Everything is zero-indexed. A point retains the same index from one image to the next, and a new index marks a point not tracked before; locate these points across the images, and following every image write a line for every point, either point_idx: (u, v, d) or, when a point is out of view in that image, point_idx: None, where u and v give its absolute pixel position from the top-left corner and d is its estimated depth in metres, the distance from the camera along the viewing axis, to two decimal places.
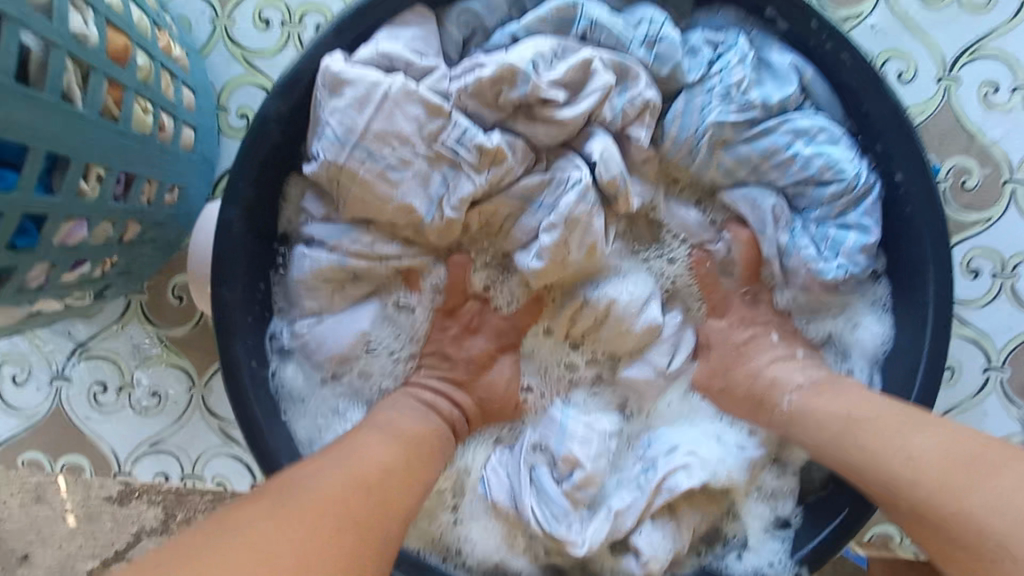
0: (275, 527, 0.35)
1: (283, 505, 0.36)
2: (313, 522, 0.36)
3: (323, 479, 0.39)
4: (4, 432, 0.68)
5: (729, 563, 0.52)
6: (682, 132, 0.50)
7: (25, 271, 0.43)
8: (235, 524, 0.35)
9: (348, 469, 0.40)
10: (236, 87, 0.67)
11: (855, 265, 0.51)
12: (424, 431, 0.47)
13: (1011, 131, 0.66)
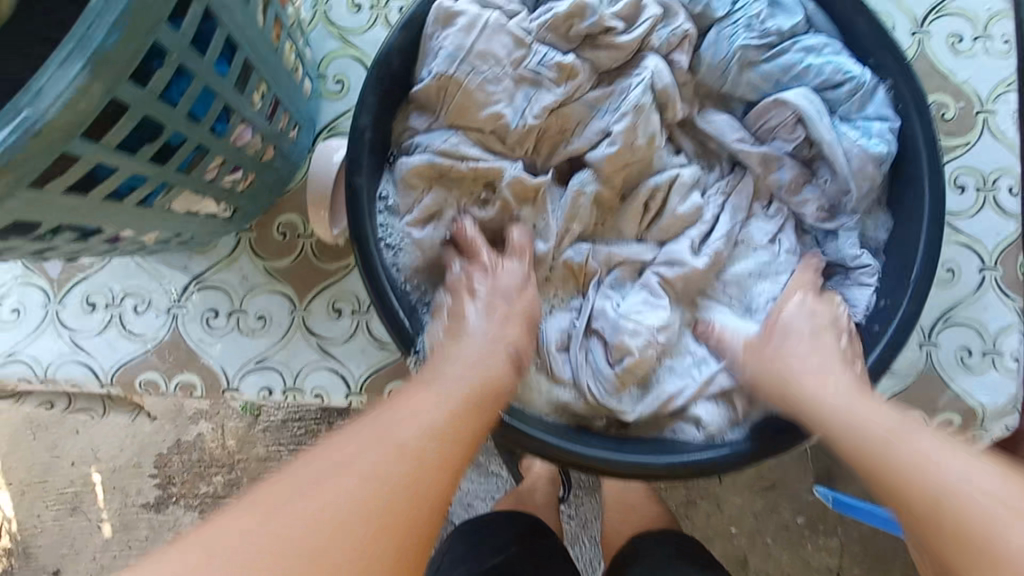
0: (356, 492, 0.42)
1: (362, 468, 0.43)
2: (392, 482, 0.43)
3: (390, 444, 0.45)
4: (125, 356, 0.77)
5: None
6: (716, 56, 0.63)
7: (210, 160, 0.54)
8: (319, 482, 0.42)
9: (411, 432, 0.46)
10: (333, 60, 0.79)
11: (883, 142, 0.61)
12: (485, 397, 0.52)
13: (979, 70, 0.79)
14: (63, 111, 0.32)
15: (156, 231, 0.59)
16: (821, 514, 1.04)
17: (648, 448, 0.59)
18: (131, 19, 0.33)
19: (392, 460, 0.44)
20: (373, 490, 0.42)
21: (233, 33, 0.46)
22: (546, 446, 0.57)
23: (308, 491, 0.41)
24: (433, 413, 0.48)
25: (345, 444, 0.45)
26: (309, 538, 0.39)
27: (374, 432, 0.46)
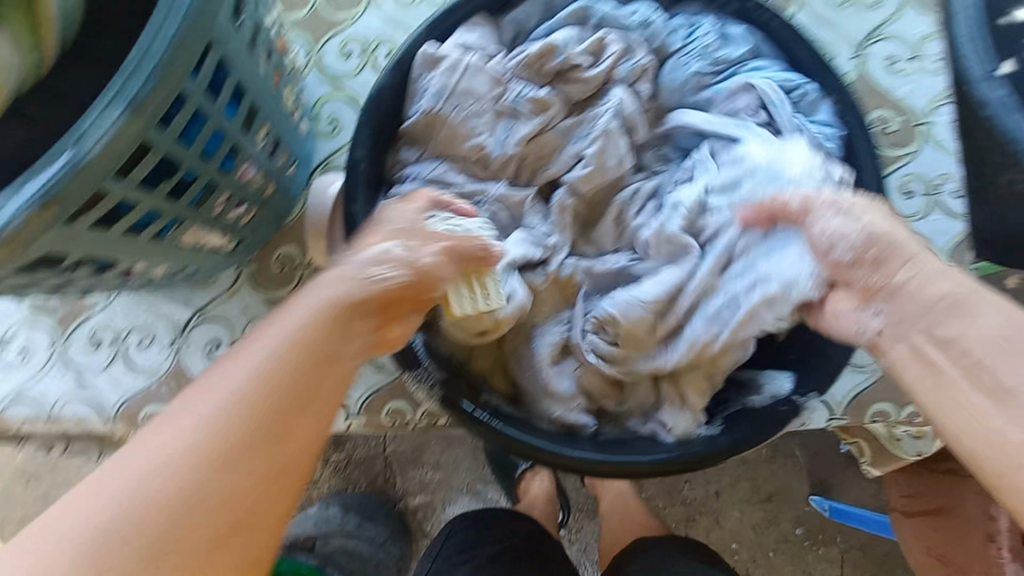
0: (232, 419, 0.43)
1: (227, 399, 0.43)
2: (261, 405, 0.44)
3: (258, 371, 0.45)
4: (128, 391, 0.79)
5: (752, 399, 0.66)
6: (675, 84, 0.71)
7: (218, 196, 0.58)
8: (188, 417, 0.43)
9: (278, 354, 0.46)
10: (326, 102, 0.86)
11: (832, 149, 0.68)
12: (364, 307, 0.51)
13: (914, 87, 0.88)
14: (103, 153, 0.37)
15: (165, 265, 0.63)
16: (818, 525, 1.09)
17: (629, 448, 0.62)
18: (163, 72, 0.38)
19: (258, 386, 0.44)
20: (247, 425, 0.43)
21: (241, 80, 0.52)
22: (528, 447, 0.60)
23: (186, 448, 0.41)
24: (300, 330, 0.47)
25: (216, 390, 0.44)
26: (206, 489, 0.41)
27: (239, 360, 0.45)
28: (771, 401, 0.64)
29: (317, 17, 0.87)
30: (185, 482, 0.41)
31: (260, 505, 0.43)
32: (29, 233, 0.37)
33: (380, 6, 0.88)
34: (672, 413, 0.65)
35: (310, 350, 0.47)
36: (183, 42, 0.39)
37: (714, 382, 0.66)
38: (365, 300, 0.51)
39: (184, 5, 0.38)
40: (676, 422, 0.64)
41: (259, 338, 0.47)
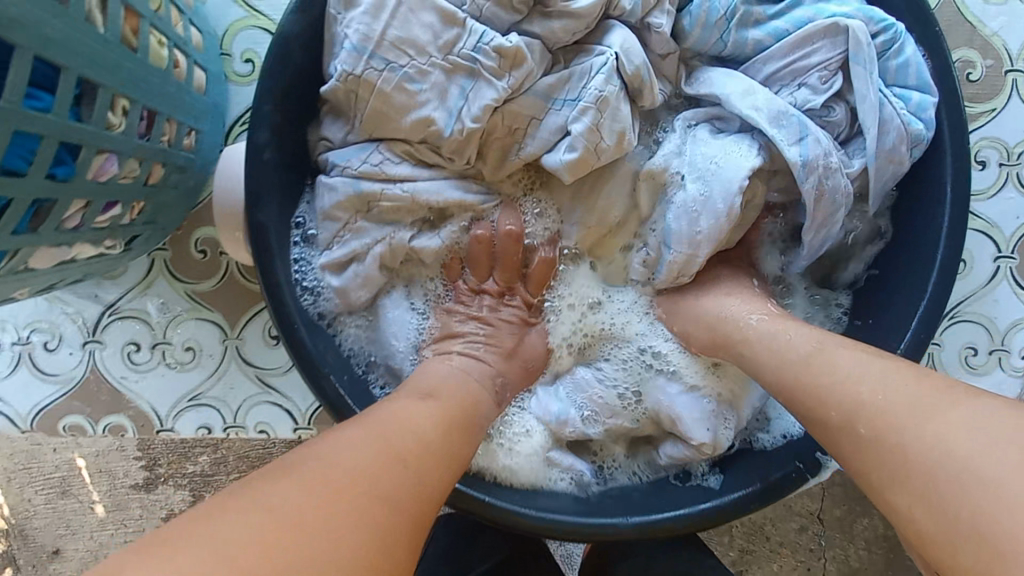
0: (356, 470, 0.37)
1: (360, 447, 0.39)
2: (382, 465, 0.38)
3: (393, 431, 0.41)
4: (41, 400, 0.69)
5: (761, 436, 0.57)
6: (711, 15, 0.50)
7: (66, 206, 0.43)
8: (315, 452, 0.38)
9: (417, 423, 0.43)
10: (234, 33, 0.65)
11: (921, 118, 0.49)
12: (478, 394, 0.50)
13: (1011, 19, 0.66)
14: None
15: (27, 287, 0.49)
16: None
17: (616, 506, 0.52)
18: None
19: (384, 448, 0.39)
20: (433, 462, 0.41)
21: (43, 54, 0.34)
22: (496, 509, 0.49)
23: (326, 464, 0.37)
24: (437, 408, 0.45)
25: (380, 416, 0.42)
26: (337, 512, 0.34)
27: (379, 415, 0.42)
28: (783, 442, 0.55)
29: None
30: (280, 529, 0.33)
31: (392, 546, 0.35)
32: None
33: None
34: (691, 430, 0.55)
35: (443, 428, 0.44)
36: None
37: (741, 418, 0.56)
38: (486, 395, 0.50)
39: None
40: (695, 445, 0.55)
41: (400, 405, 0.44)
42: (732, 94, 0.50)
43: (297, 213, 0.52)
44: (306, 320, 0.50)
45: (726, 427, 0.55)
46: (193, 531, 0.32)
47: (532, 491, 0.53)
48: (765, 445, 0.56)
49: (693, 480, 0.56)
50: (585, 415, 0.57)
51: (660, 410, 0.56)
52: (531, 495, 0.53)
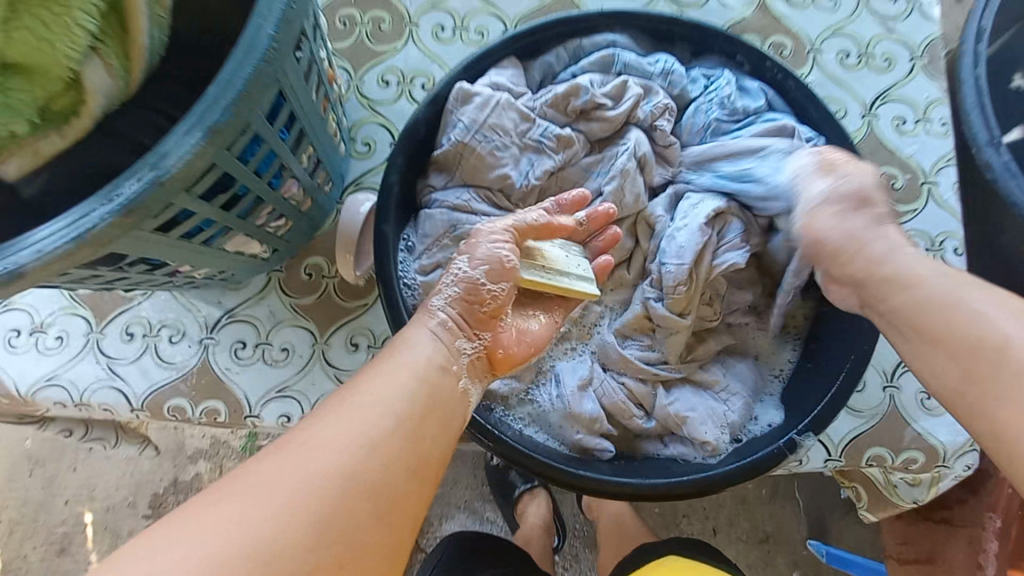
0: (340, 465, 0.45)
1: (340, 441, 0.46)
2: (361, 453, 0.46)
3: (357, 419, 0.47)
4: (156, 382, 0.84)
5: (750, 426, 0.71)
6: (694, 126, 0.76)
7: (263, 208, 0.63)
8: (291, 454, 0.45)
9: (380, 401, 0.49)
10: (362, 126, 0.92)
11: None
12: (440, 371, 0.55)
13: (921, 148, 0.91)
14: (182, 170, 0.41)
15: (206, 269, 0.68)
16: (812, 566, 1.16)
17: (629, 474, 0.66)
18: (238, 101, 0.42)
19: (362, 440, 0.46)
20: (402, 431, 0.49)
21: (295, 111, 0.58)
22: (536, 464, 0.64)
23: (341, 442, 0.46)
24: (399, 385, 0.51)
25: (347, 404, 0.48)
26: (362, 476, 0.45)
27: (341, 406, 0.48)
28: (767, 429, 0.70)
29: (360, 48, 0.94)
30: (295, 523, 0.41)
31: (407, 483, 0.47)
32: (101, 231, 0.39)
33: (420, 41, 0.94)
34: (693, 431, 0.69)
35: (409, 401, 0.51)
36: (250, 75, 0.42)
37: (736, 415, 0.70)
38: (447, 366, 0.56)
39: (262, 45, 0.42)
40: (699, 441, 0.69)
41: (359, 390, 0.50)
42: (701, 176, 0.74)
43: (405, 234, 0.72)
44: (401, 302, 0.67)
45: (723, 426, 0.69)
46: (234, 539, 0.40)
47: (569, 458, 0.67)
48: (753, 433, 0.70)
49: (685, 459, 0.70)
50: (600, 395, 0.72)
51: (667, 415, 0.71)
52: (565, 460, 0.67)
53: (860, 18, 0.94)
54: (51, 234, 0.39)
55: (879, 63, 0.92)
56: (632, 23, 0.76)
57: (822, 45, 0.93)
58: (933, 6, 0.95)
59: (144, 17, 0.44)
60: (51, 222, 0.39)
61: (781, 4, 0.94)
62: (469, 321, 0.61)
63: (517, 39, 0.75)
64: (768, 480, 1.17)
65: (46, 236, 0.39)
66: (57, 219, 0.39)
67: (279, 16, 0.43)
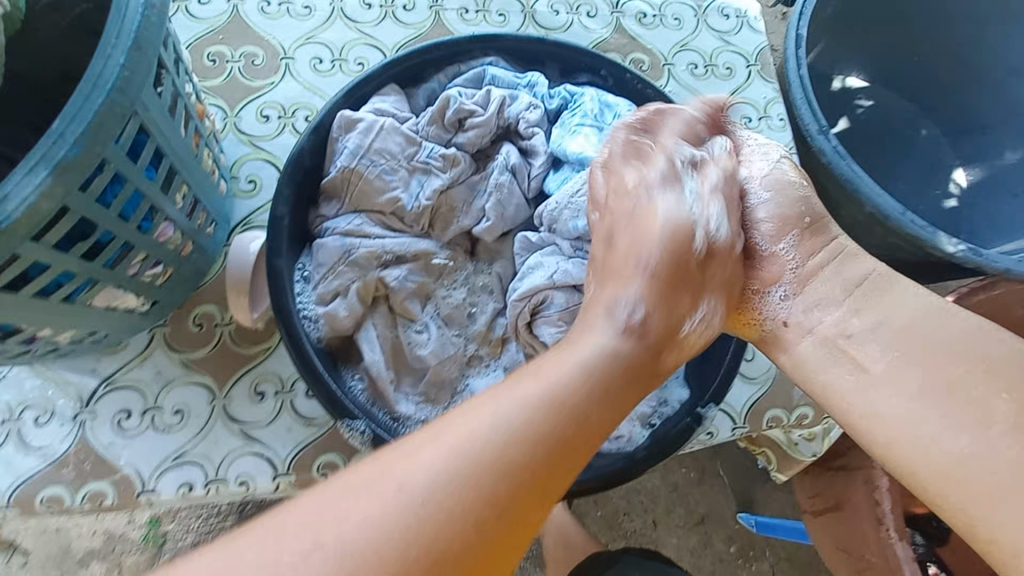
0: (431, 526, 0.38)
1: (445, 496, 0.39)
2: (460, 521, 0.38)
3: (472, 478, 0.39)
4: (23, 474, 0.73)
5: (664, 408, 0.74)
6: None
7: (135, 256, 0.58)
8: (394, 486, 0.38)
9: (503, 460, 0.41)
10: (244, 164, 0.88)
11: None
12: (588, 430, 0.45)
13: (768, 141, 1.03)
14: (27, 211, 0.37)
15: (72, 331, 0.60)
16: (747, 541, 1.23)
17: None
18: (88, 134, 0.39)
19: (463, 503, 0.39)
20: (516, 505, 0.40)
21: (161, 146, 0.54)
22: None
23: (445, 493, 0.39)
24: (527, 447, 0.42)
25: (466, 449, 0.40)
26: (451, 543, 0.38)
27: (465, 447, 0.40)
28: (677, 406, 0.74)
29: (234, 85, 0.91)
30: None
31: (505, 559, 0.40)
32: None
33: (297, 75, 0.92)
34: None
35: (532, 471, 0.41)
36: (101, 106, 0.39)
37: (647, 400, 0.74)
38: (594, 428, 0.46)
39: (110, 80, 0.40)
40: (617, 433, 0.72)
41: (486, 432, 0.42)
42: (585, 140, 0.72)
43: (297, 267, 0.70)
44: (296, 338, 0.64)
45: (635, 417, 0.73)
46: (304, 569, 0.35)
47: None
48: (666, 414, 0.74)
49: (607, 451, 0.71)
50: None
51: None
52: None
53: (701, 35, 1.07)
54: None
55: (722, 72, 1.05)
56: (504, 45, 0.80)
57: (674, 59, 1.05)
58: (758, 21, 1.10)
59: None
60: None
61: (634, 25, 1.05)
62: (638, 341, 0.53)
63: (395, 66, 0.76)
64: (695, 464, 1.24)
65: None
66: None
67: (130, 43, 0.40)
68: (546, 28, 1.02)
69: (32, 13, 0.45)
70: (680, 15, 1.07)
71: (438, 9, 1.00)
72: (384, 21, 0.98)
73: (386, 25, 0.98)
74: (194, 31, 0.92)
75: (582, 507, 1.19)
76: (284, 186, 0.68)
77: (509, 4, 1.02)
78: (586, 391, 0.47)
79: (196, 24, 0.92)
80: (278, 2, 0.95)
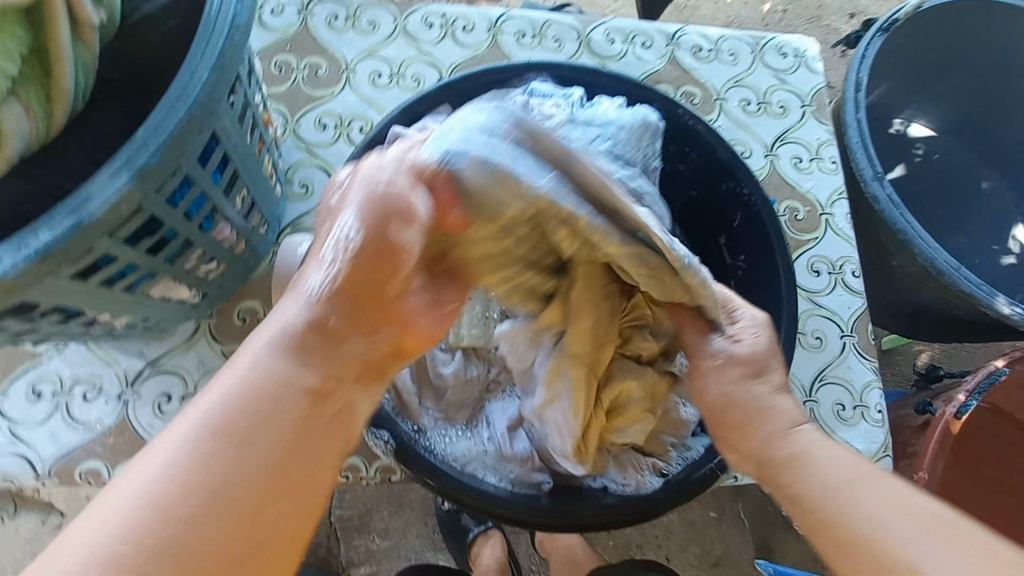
0: (147, 552, 0.37)
1: (153, 519, 0.38)
2: (176, 535, 0.38)
3: (172, 498, 0.39)
4: (66, 446, 0.77)
5: (688, 451, 0.74)
6: None
7: (193, 251, 0.61)
8: (95, 532, 0.37)
9: (200, 469, 0.40)
10: (299, 169, 0.92)
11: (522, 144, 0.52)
12: (289, 407, 0.44)
13: (817, 183, 1.01)
14: (107, 212, 0.40)
15: (126, 317, 0.64)
16: None
17: (573, 504, 0.67)
18: (167, 141, 0.42)
19: (174, 519, 0.38)
20: (230, 501, 0.40)
21: (229, 151, 0.57)
22: (486, 502, 0.64)
23: (134, 540, 0.37)
24: (218, 442, 0.41)
25: (155, 474, 0.40)
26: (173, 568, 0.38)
27: (150, 470, 0.40)
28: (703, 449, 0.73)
29: (297, 93, 0.95)
30: None
31: (247, 559, 0.40)
32: (10, 278, 0.37)
33: (357, 87, 0.96)
34: (621, 467, 0.72)
35: (238, 461, 0.41)
36: (180, 119, 0.42)
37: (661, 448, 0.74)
38: (302, 398, 0.45)
39: (194, 94, 0.43)
40: (627, 477, 0.71)
41: (167, 450, 0.40)
42: (487, 113, 0.49)
43: None
44: None
45: (650, 465, 0.72)
46: None
47: (517, 494, 0.67)
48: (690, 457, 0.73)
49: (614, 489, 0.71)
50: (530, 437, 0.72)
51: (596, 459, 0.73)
52: (490, 505, 0.64)
53: (756, 72, 1.06)
54: None
55: (775, 109, 1.04)
56: (558, 72, 0.81)
57: (727, 94, 1.04)
58: (816, 62, 1.08)
59: (72, 64, 0.43)
60: None
61: (688, 58, 1.05)
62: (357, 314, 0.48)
63: (452, 86, 0.78)
64: (714, 504, 1.21)
65: None
66: None
67: (213, 60, 0.43)
68: (601, 56, 1.03)
69: (125, 25, 0.48)
70: (737, 50, 1.07)
71: (496, 31, 1.02)
72: (443, 41, 1.01)
73: (444, 44, 1.01)
74: (265, 40, 0.97)
75: (593, 534, 1.17)
76: None
77: (565, 30, 1.04)
78: (278, 367, 0.45)
79: (268, 34, 0.98)
80: (345, 16, 1.00)
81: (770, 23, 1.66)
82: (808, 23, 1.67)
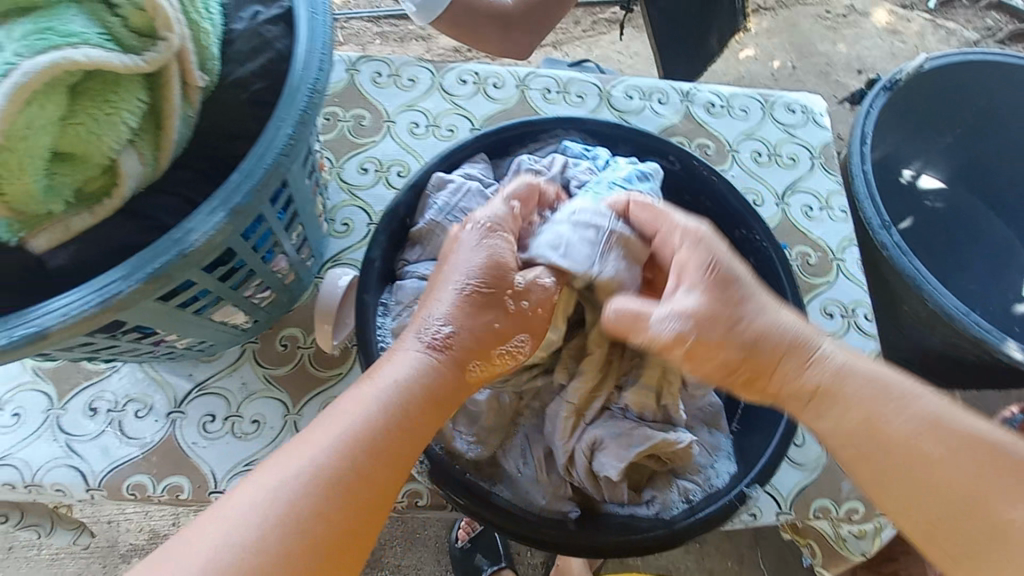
0: (312, 496, 0.48)
1: (320, 472, 0.49)
2: (335, 486, 0.49)
3: (334, 456, 0.50)
4: (117, 460, 0.82)
5: (711, 479, 0.75)
6: None
7: (253, 280, 0.68)
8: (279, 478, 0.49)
9: (356, 436, 0.52)
10: (341, 209, 1.00)
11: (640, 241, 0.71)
12: (417, 401, 0.57)
13: (828, 229, 1.06)
14: (204, 243, 0.47)
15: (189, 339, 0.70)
16: None
17: (597, 530, 0.69)
18: (254, 183, 0.49)
19: (334, 473, 0.50)
20: (372, 468, 0.51)
21: (293, 192, 0.65)
22: (513, 524, 0.67)
23: (304, 489, 0.48)
24: (369, 419, 0.53)
25: (325, 438, 0.51)
26: (328, 512, 0.48)
27: (318, 435, 0.52)
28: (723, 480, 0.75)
29: (342, 140, 1.04)
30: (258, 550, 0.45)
31: (376, 519, 0.51)
32: (121, 297, 0.44)
33: (397, 136, 1.06)
34: (648, 496, 0.74)
35: (382, 437, 0.53)
36: (267, 165, 0.50)
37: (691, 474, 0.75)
38: (425, 395, 0.58)
39: (279, 144, 0.50)
40: (653, 497, 0.74)
41: (329, 422, 0.53)
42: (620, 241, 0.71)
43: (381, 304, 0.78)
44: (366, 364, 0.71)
45: (677, 490, 0.74)
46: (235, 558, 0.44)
47: (543, 519, 0.70)
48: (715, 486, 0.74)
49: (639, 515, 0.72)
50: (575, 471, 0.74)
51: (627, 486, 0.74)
52: (514, 527, 0.67)
53: (767, 126, 1.13)
54: (73, 301, 0.44)
55: (785, 161, 1.11)
56: (582, 125, 0.89)
57: (739, 146, 1.11)
58: (823, 117, 1.16)
59: (178, 120, 0.51)
60: (70, 294, 0.44)
61: (702, 113, 1.13)
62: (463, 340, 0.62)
63: (485, 138, 0.86)
64: (734, 552, 1.20)
65: (68, 306, 0.43)
66: (78, 289, 0.44)
67: (296, 117, 0.51)
68: (619, 110, 1.12)
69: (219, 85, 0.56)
70: (747, 106, 1.15)
71: (524, 88, 1.12)
72: (476, 95, 1.11)
73: (477, 98, 1.10)
74: None
75: None
76: (379, 231, 0.78)
77: (588, 87, 1.13)
78: (409, 372, 0.58)
79: None
80: (388, 74, 1.11)
81: (779, 78, 1.76)
82: (816, 79, 1.77)
